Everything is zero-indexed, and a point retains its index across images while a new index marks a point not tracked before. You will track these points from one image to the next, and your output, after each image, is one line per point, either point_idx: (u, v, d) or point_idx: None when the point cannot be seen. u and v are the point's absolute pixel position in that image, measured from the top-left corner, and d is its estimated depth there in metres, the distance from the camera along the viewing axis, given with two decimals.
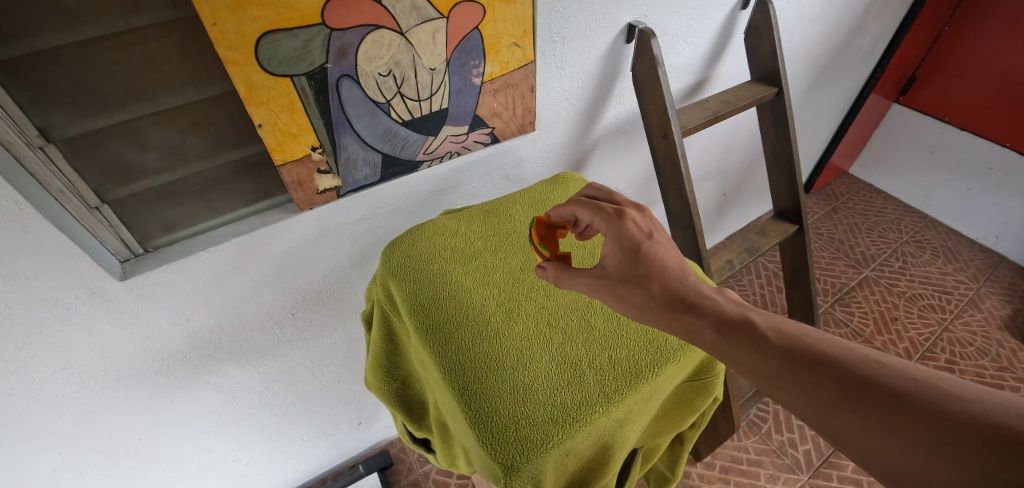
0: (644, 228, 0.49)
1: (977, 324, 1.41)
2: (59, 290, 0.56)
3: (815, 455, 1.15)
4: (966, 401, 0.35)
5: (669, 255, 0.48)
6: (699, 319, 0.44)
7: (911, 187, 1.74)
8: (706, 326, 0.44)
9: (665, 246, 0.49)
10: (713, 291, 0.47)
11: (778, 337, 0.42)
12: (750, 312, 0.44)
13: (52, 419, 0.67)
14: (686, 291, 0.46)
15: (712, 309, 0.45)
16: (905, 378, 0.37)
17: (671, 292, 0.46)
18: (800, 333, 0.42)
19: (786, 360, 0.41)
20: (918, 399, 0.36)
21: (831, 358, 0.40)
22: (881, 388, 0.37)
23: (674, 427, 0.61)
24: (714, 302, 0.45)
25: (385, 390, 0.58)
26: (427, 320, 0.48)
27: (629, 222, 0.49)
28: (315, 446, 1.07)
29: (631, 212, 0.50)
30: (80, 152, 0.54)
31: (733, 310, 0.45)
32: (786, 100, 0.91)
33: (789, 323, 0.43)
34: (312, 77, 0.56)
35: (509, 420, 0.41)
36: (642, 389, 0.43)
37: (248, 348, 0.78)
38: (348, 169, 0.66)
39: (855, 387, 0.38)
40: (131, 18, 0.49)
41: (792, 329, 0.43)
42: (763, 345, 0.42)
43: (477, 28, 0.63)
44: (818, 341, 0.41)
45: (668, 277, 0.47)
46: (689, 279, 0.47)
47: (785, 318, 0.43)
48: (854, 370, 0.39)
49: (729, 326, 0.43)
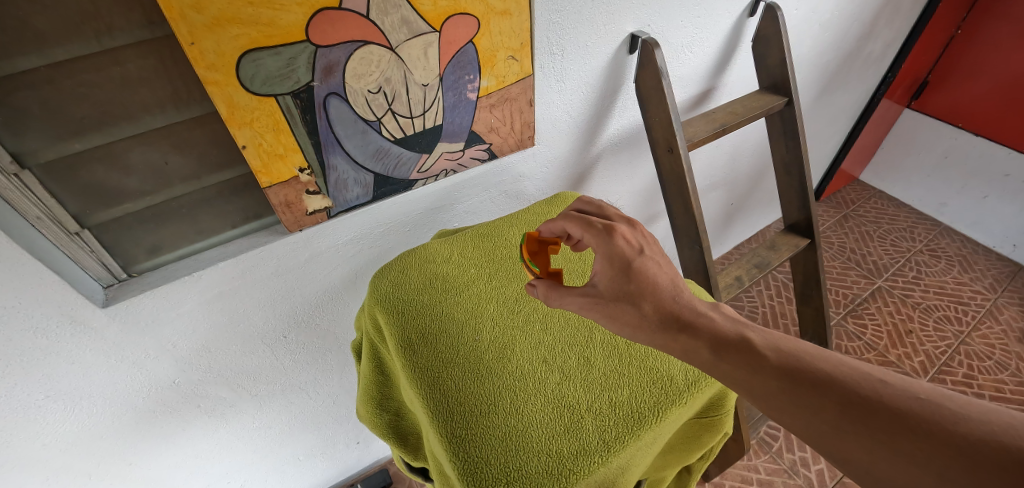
0: (635, 244, 0.46)
1: (995, 337, 1.36)
2: (37, 320, 0.53)
3: (829, 475, 1.11)
4: (974, 422, 0.32)
5: (662, 273, 0.45)
6: (694, 339, 0.41)
7: (925, 193, 1.69)
8: (701, 346, 0.41)
9: (658, 261, 0.46)
10: (709, 308, 0.44)
11: (777, 357, 0.39)
12: (745, 330, 0.41)
13: (38, 447, 0.65)
14: (680, 310, 0.43)
15: (708, 328, 0.42)
16: (909, 396, 0.34)
17: (665, 312, 0.43)
18: (800, 352, 0.39)
19: (787, 380, 0.37)
20: (924, 420, 0.33)
21: (832, 377, 0.37)
22: (886, 410, 0.34)
23: (681, 461, 0.58)
24: (710, 319, 0.42)
25: (377, 422, 0.55)
26: (416, 357, 0.45)
27: (618, 237, 0.46)
28: (311, 466, 1.05)
29: (621, 227, 0.47)
30: (58, 177, 0.52)
31: (728, 328, 0.42)
32: (797, 110, 0.87)
33: (789, 340, 0.40)
34: (298, 96, 0.53)
35: (501, 472, 0.38)
36: (645, 437, 0.40)
37: (239, 371, 0.75)
38: (338, 189, 0.64)
39: (859, 408, 0.35)
40: (105, 39, 0.47)
41: (792, 346, 0.39)
42: (762, 365, 0.38)
43: (471, 42, 0.60)
44: (818, 361, 0.38)
45: (662, 297, 0.44)
46: (684, 296, 0.44)
47: (784, 336, 0.40)
48: (856, 390, 0.35)
49: (726, 345, 0.40)
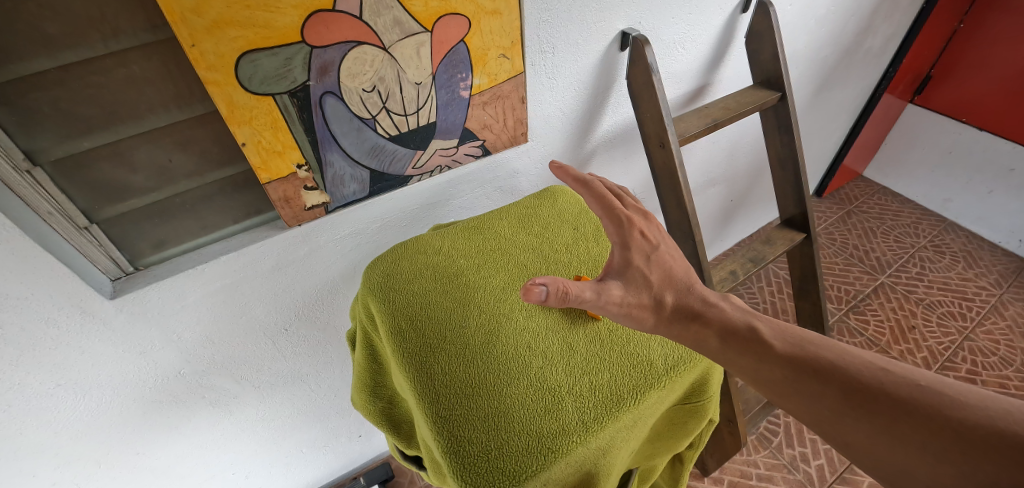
0: (650, 239, 0.49)
1: (1000, 333, 1.35)
2: (48, 309, 0.56)
3: (829, 470, 1.11)
4: (973, 407, 0.37)
5: (676, 263, 0.50)
6: (705, 328, 0.47)
7: (930, 189, 1.68)
8: (711, 335, 0.47)
9: (672, 254, 0.50)
10: (719, 298, 0.49)
11: (784, 345, 0.45)
12: (753, 320, 0.48)
13: (49, 434, 0.68)
14: (693, 302, 0.48)
15: (717, 317, 0.48)
16: (910, 383, 0.40)
17: (681, 305, 0.48)
18: (805, 341, 0.45)
19: (792, 369, 0.44)
20: (922, 404, 0.39)
21: (835, 365, 0.43)
22: (885, 395, 0.40)
23: (670, 449, 0.59)
24: (720, 309, 0.48)
25: (372, 409, 0.57)
26: (405, 342, 0.47)
27: (637, 231, 0.48)
28: (314, 459, 1.07)
29: (638, 219, 0.50)
30: (69, 175, 0.54)
31: (737, 317, 0.48)
32: (789, 105, 0.88)
33: (792, 330, 0.47)
34: (294, 95, 0.55)
35: (482, 449, 0.40)
36: (623, 418, 0.42)
37: (242, 362, 0.78)
38: (335, 185, 0.66)
39: (859, 394, 0.41)
40: (111, 42, 0.49)
41: (798, 336, 0.46)
42: (767, 354, 0.45)
43: (462, 41, 0.62)
44: (823, 349, 0.44)
45: (677, 290, 0.49)
46: (695, 287, 0.49)
47: (788, 326, 0.47)
48: (858, 377, 0.41)
49: (733, 334, 0.46)
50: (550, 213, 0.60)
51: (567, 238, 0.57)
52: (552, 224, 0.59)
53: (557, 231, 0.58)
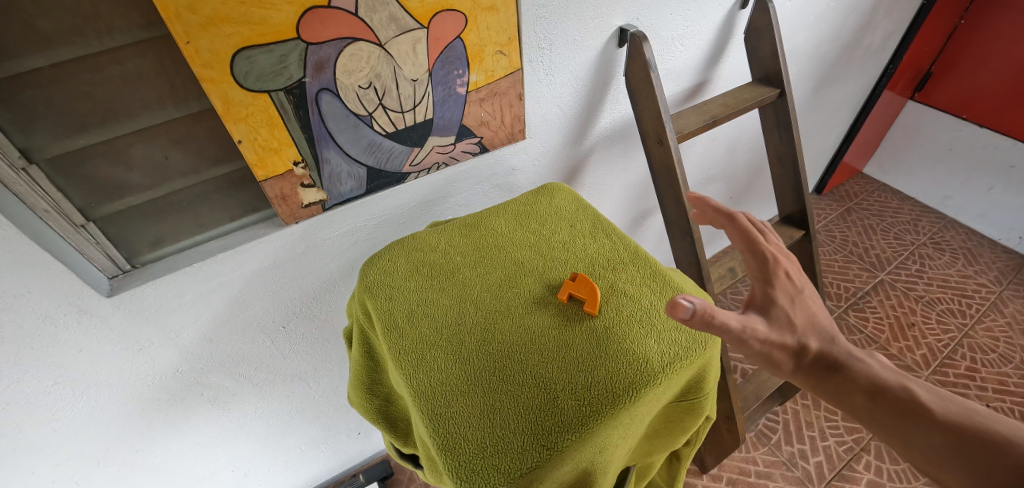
0: (796, 282, 0.49)
1: (999, 330, 1.34)
2: (46, 307, 0.56)
3: (827, 467, 1.11)
4: None
5: (821, 312, 0.50)
6: (851, 381, 0.47)
7: (930, 186, 1.67)
8: (859, 392, 0.46)
9: (817, 301, 0.50)
10: (868, 355, 0.49)
11: (943, 412, 0.43)
12: (909, 382, 0.46)
13: (48, 432, 0.68)
14: (839, 352, 0.48)
15: (865, 373, 0.47)
16: None
17: (827, 354, 0.48)
18: (966, 412, 0.43)
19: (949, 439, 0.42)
20: None
21: (1008, 443, 0.40)
22: None
23: (668, 446, 0.59)
24: (868, 366, 0.47)
25: (368, 407, 0.57)
26: (401, 340, 0.47)
27: (785, 274, 0.49)
28: (314, 456, 1.07)
29: (787, 264, 0.51)
30: (64, 172, 0.54)
31: (889, 378, 0.47)
32: (788, 102, 0.87)
33: (955, 399, 0.45)
34: (290, 92, 0.55)
35: (477, 447, 0.40)
36: (618, 416, 0.41)
37: (241, 360, 0.78)
38: (332, 182, 0.66)
39: None
40: (106, 39, 0.49)
41: (959, 406, 0.44)
42: (925, 417, 0.44)
43: (459, 38, 0.62)
44: (990, 424, 0.42)
45: (821, 338, 0.49)
46: (840, 340, 0.49)
47: (950, 394, 0.45)
48: None
49: (885, 395, 0.46)
50: (548, 210, 0.60)
51: (564, 235, 0.57)
52: (549, 221, 0.58)
53: (554, 228, 0.58)
